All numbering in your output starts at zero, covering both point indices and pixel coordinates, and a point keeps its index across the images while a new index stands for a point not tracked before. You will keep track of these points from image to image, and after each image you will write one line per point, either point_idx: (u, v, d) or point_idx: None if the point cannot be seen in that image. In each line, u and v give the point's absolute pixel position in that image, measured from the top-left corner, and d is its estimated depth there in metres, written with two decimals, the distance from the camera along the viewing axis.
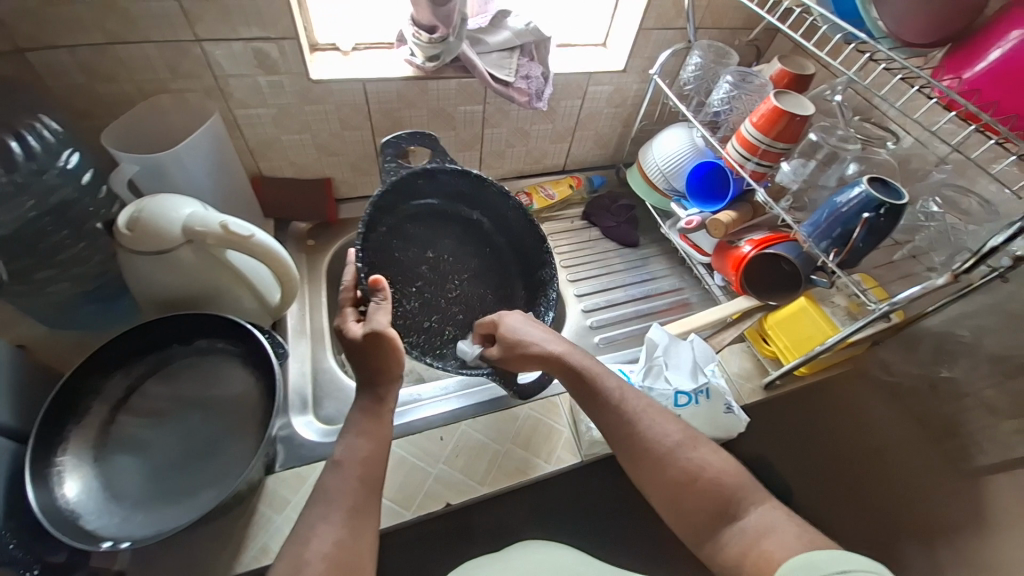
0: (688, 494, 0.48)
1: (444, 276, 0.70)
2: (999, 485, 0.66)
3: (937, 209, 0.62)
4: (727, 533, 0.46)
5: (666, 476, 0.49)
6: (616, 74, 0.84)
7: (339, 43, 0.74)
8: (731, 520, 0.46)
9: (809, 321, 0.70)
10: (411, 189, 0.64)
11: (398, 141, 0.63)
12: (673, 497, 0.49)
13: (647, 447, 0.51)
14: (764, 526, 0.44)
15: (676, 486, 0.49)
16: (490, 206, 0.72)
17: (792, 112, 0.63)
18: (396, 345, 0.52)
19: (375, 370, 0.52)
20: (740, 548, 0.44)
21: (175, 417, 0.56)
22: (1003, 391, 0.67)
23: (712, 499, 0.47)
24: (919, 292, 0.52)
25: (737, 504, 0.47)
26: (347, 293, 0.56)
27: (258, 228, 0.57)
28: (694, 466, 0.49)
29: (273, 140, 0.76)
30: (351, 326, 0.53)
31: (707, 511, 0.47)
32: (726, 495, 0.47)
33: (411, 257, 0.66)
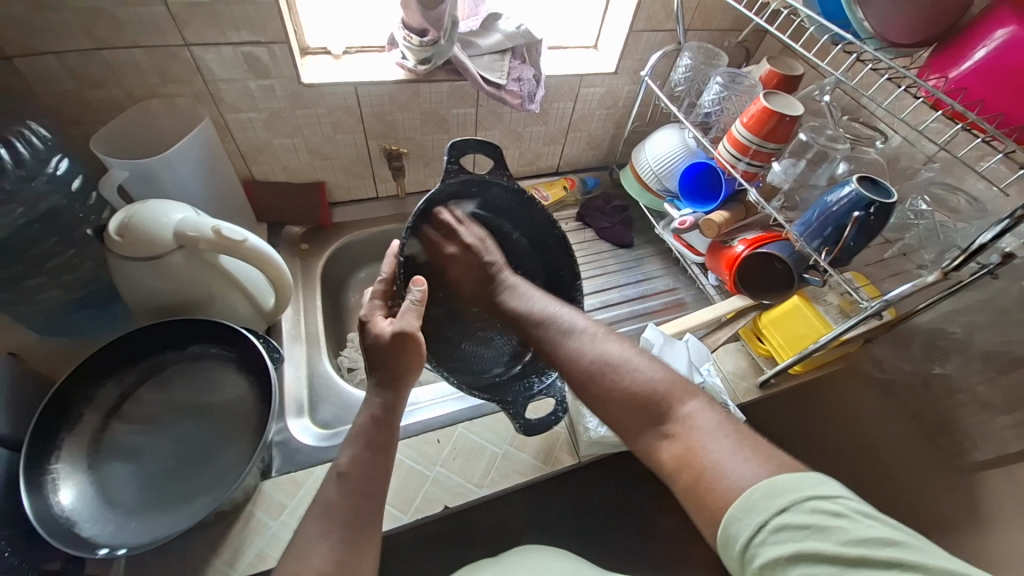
0: (624, 401, 0.50)
1: (472, 285, 0.67)
2: (994, 481, 0.67)
3: (926, 207, 0.63)
4: (653, 436, 0.47)
5: (611, 390, 0.51)
6: (607, 75, 0.84)
7: (330, 47, 0.74)
8: (657, 424, 0.47)
9: (801, 319, 0.70)
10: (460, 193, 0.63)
11: (465, 147, 0.57)
12: (599, 400, 0.52)
13: (575, 362, 0.55)
14: (688, 423, 0.45)
15: (616, 396, 0.50)
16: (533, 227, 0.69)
17: (782, 112, 0.63)
18: (421, 351, 0.53)
19: (393, 370, 0.52)
20: (669, 450, 0.45)
21: (169, 423, 0.56)
22: (993, 386, 0.67)
23: (633, 400, 0.49)
24: (910, 289, 0.52)
25: (663, 404, 0.48)
26: (378, 287, 0.57)
27: (250, 233, 0.57)
28: (617, 375, 0.52)
29: (264, 144, 0.76)
30: (379, 322, 0.53)
31: (633, 413, 0.49)
32: (651, 399, 0.49)
33: (446, 260, 0.65)
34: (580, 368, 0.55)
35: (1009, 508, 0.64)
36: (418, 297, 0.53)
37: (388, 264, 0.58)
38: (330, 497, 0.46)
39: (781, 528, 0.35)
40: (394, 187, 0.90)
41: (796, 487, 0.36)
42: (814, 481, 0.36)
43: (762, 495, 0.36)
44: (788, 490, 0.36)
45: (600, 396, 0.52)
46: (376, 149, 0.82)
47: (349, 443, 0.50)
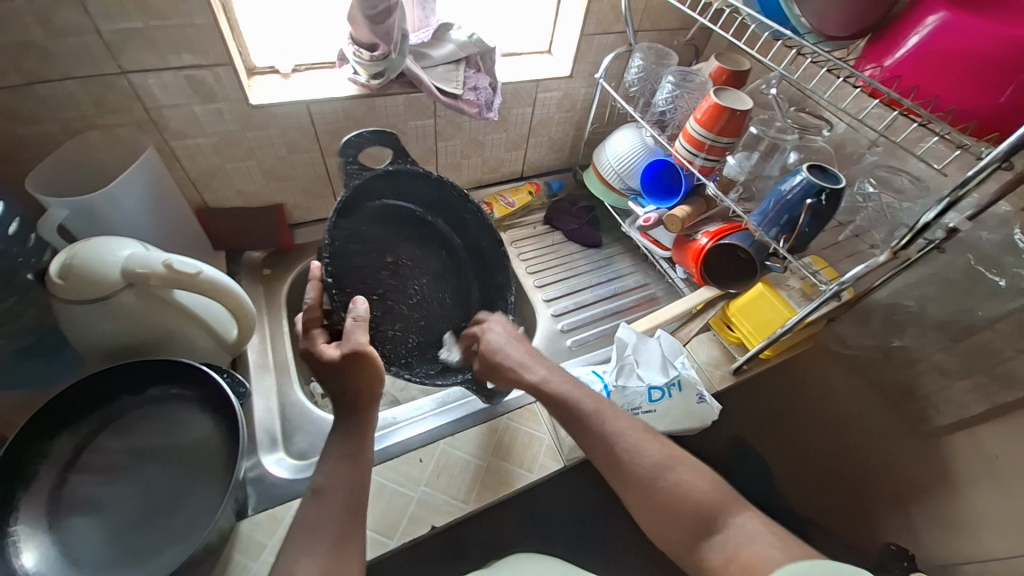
0: (668, 517, 0.49)
1: (404, 281, 0.65)
2: (957, 443, 0.70)
3: (873, 189, 0.66)
4: (709, 545, 0.47)
5: (651, 497, 0.50)
6: (563, 79, 0.85)
7: (278, 66, 0.72)
8: (713, 533, 0.47)
9: (767, 305, 0.72)
10: (373, 189, 0.61)
11: (360, 139, 0.57)
12: (658, 508, 0.49)
13: (632, 463, 0.52)
14: (744, 539, 0.45)
15: (656, 501, 0.49)
16: (452, 212, 0.70)
17: (732, 107, 0.65)
18: (377, 362, 0.51)
19: (363, 388, 0.51)
20: (721, 557, 0.45)
21: (136, 470, 0.53)
22: (952, 354, 0.71)
23: (694, 510, 0.49)
24: (864, 270, 0.55)
25: (712, 516, 0.48)
26: (312, 309, 0.53)
27: (205, 264, 0.54)
28: (675, 480, 0.50)
29: (216, 169, 0.73)
30: (326, 347, 0.50)
31: (690, 528, 0.48)
32: (704, 509, 0.48)
33: (371, 260, 0.61)
34: (635, 473, 0.51)
35: (976, 467, 0.68)
36: (364, 313, 0.52)
37: (314, 288, 0.53)
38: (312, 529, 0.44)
39: None
40: None
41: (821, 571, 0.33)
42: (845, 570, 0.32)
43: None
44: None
45: (655, 504, 0.49)
46: (334, 166, 0.81)
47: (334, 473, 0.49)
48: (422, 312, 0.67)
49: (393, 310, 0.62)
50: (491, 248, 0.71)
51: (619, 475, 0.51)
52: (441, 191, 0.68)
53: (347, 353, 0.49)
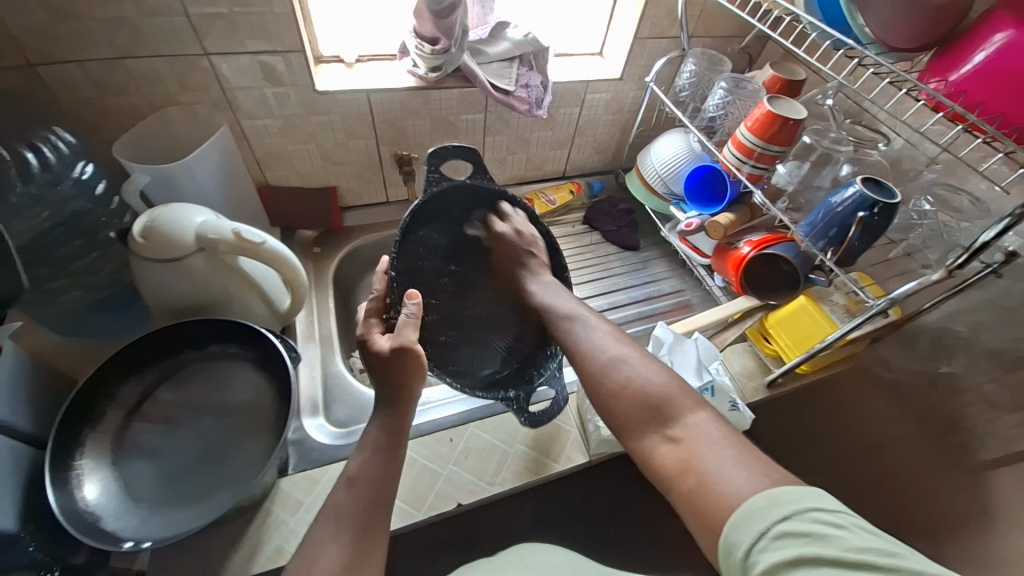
0: (613, 402, 0.50)
1: (464, 292, 0.65)
2: (1001, 480, 0.66)
3: (929, 208, 0.64)
4: (659, 441, 0.46)
5: (597, 386, 0.51)
6: (612, 81, 0.86)
7: (343, 55, 0.76)
8: (662, 427, 0.46)
9: (808, 318, 0.71)
10: (446, 203, 0.62)
11: (443, 151, 0.58)
12: (608, 396, 0.50)
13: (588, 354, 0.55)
14: (689, 431, 0.45)
15: (603, 392, 0.51)
16: (514, 227, 0.67)
17: (785, 116, 0.65)
18: (422, 361, 0.53)
19: (404, 382, 0.52)
20: (671, 456, 0.44)
21: (188, 421, 0.57)
22: (1001, 385, 0.67)
23: (644, 402, 0.48)
24: (915, 288, 0.53)
25: (662, 409, 0.47)
26: (374, 303, 0.57)
27: (268, 235, 0.58)
28: (631, 373, 0.51)
29: (278, 149, 0.78)
30: (377, 338, 0.53)
31: (643, 416, 0.48)
32: (654, 404, 0.48)
33: (434, 267, 0.62)
34: (593, 369, 0.53)
35: (1017, 504, 0.64)
36: (412, 310, 0.53)
37: (380, 281, 0.58)
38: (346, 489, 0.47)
39: (783, 535, 0.34)
40: (404, 191, 0.92)
41: (785, 500, 0.35)
42: (807, 493, 0.36)
43: (761, 506, 0.36)
44: (788, 499, 0.35)
45: (609, 394, 0.51)
46: (386, 154, 0.84)
47: (374, 440, 0.51)
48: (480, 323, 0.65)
49: (451, 318, 0.62)
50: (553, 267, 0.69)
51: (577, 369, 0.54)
52: (505, 208, 0.67)
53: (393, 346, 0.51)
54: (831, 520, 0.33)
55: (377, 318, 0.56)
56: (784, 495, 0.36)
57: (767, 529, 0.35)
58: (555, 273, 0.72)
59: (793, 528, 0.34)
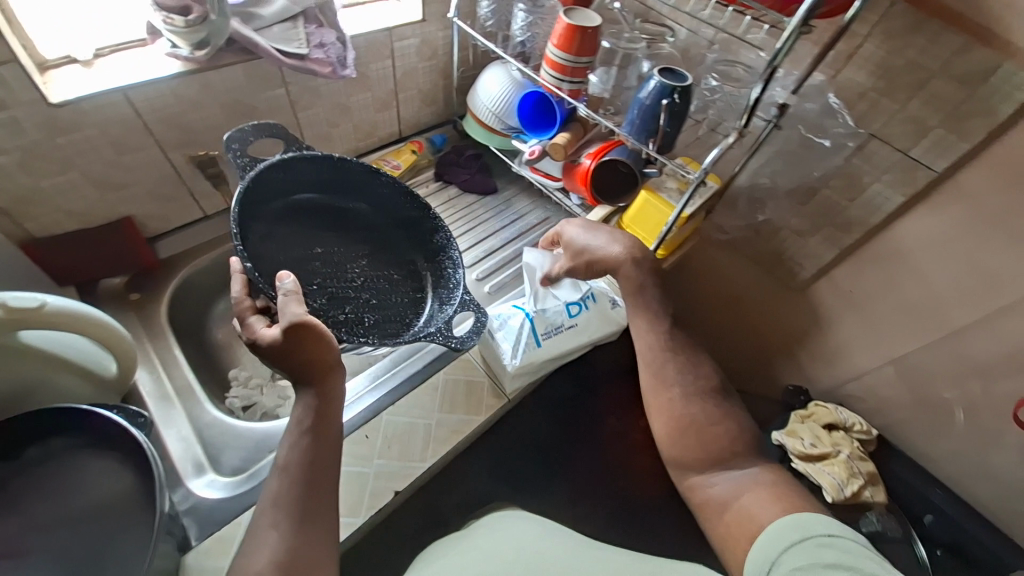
0: (689, 452, 0.61)
1: (340, 266, 0.66)
2: (822, 288, 0.86)
3: (717, 82, 0.73)
4: (718, 483, 0.59)
5: (684, 436, 0.61)
6: (416, 24, 0.81)
7: (73, 53, 0.61)
8: (721, 472, 0.59)
9: (653, 209, 0.76)
10: (270, 186, 0.62)
11: (241, 135, 0.58)
12: (685, 448, 0.61)
13: (682, 406, 0.62)
14: (740, 485, 0.58)
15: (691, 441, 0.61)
16: (361, 188, 0.71)
17: (583, 25, 0.67)
18: (323, 331, 0.48)
19: (319, 367, 0.48)
20: (723, 502, 0.58)
21: (34, 545, 0.45)
22: (803, 216, 0.81)
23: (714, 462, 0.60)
24: (718, 154, 0.60)
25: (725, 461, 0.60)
26: (244, 302, 0.50)
27: (45, 294, 0.46)
28: (714, 435, 0.61)
29: (28, 191, 0.60)
30: (260, 334, 0.46)
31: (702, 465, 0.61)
32: (716, 456, 0.60)
33: (298, 255, 0.63)
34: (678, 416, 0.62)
35: (837, 304, 0.85)
36: (290, 288, 0.49)
37: (240, 283, 0.50)
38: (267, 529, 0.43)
39: (818, 543, 0.46)
40: (223, 200, 0.79)
41: (820, 524, 0.48)
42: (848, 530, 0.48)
43: (805, 521, 0.49)
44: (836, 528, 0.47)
45: (689, 441, 0.61)
46: (182, 161, 0.71)
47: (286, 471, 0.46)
48: (370, 291, 0.67)
49: (339, 296, 0.63)
50: (416, 213, 0.73)
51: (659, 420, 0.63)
52: (345, 168, 0.68)
53: (284, 332, 0.45)
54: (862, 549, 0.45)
55: (252, 315, 0.49)
56: (824, 520, 0.49)
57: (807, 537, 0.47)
58: (427, 224, 0.73)
59: (827, 540, 0.46)
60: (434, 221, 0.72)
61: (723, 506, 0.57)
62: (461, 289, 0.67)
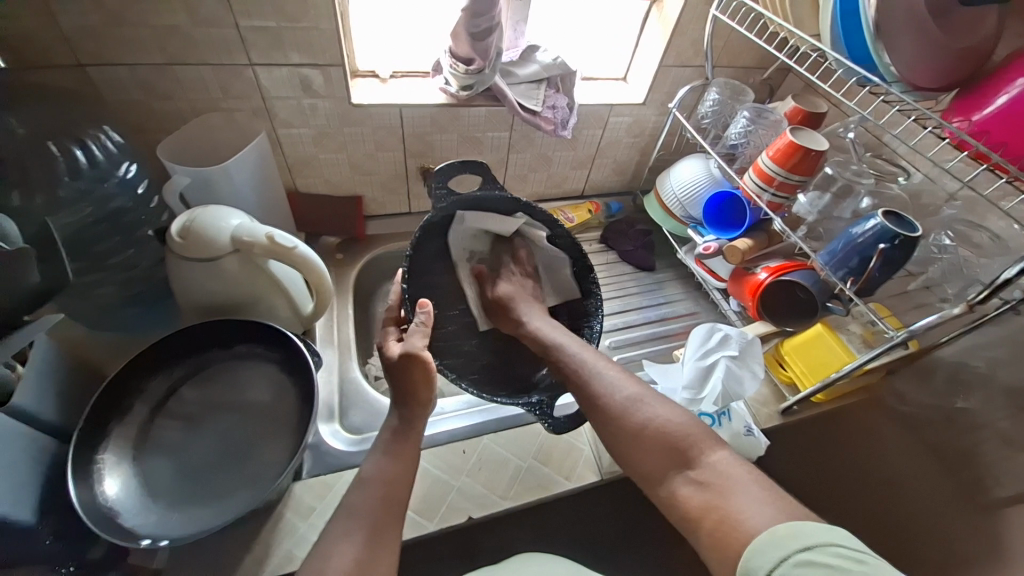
0: (638, 443, 0.53)
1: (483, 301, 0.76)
2: (1015, 518, 0.65)
3: (949, 242, 0.65)
4: (682, 484, 0.49)
5: (619, 424, 0.55)
6: (635, 106, 0.88)
7: (378, 70, 0.79)
8: (684, 469, 0.49)
9: (826, 347, 0.72)
10: (458, 214, 0.72)
11: (449, 169, 0.65)
12: (629, 441, 0.54)
13: (607, 399, 0.57)
14: (716, 475, 0.47)
15: (630, 432, 0.54)
16: (536, 234, 0.78)
17: (807, 147, 0.66)
18: (430, 369, 0.56)
19: (417, 389, 0.56)
20: (695, 501, 0.47)
21: (209, 420, 0.57)
22: (1019, 423, 0.66)
23: (663, 443, 0.52)
24: (935, 321, 0.55)
25: (682, 447, 0.51)
26: (391, 312, 0.64)
27: (300, 241, 0.60)
28: (652, 419, 0.53)
29: (310, 158, 0.80)
30: (390, 345, 0.58)
31: (662, 460, 0.51)
32: (674, 444, 0.51)
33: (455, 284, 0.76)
34: (612, 405, 0.56)
35: None
36: (422, 318, 0.59)
37: (395, 296, 0.64)
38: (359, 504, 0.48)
39: (800, 565, 0.36)
40: (427, 203, 0.94)
41: (800, 533, 0.38)
42: (836, 532, 0.38)
43: (782, 536, 0.39)
44: (813, 535, 0.38)
45: (623, 437, 0.54)
46: (413, 167, 0.86)
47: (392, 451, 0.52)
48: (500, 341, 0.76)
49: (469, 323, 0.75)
50: (574, 272, 0.77)
51: (598, 414, 0.57)
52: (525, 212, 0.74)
53: (399, 355, 0.56)
54: (853, 556, 0.35)
55: (393, 327, 0.62)
56: (806, 529, 0.38)
57: (786, 557, 0.37)
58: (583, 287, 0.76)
59: (807, 557, 0.37)
60: (589, 285, 0.76)
61: (700, 514, 0.46)
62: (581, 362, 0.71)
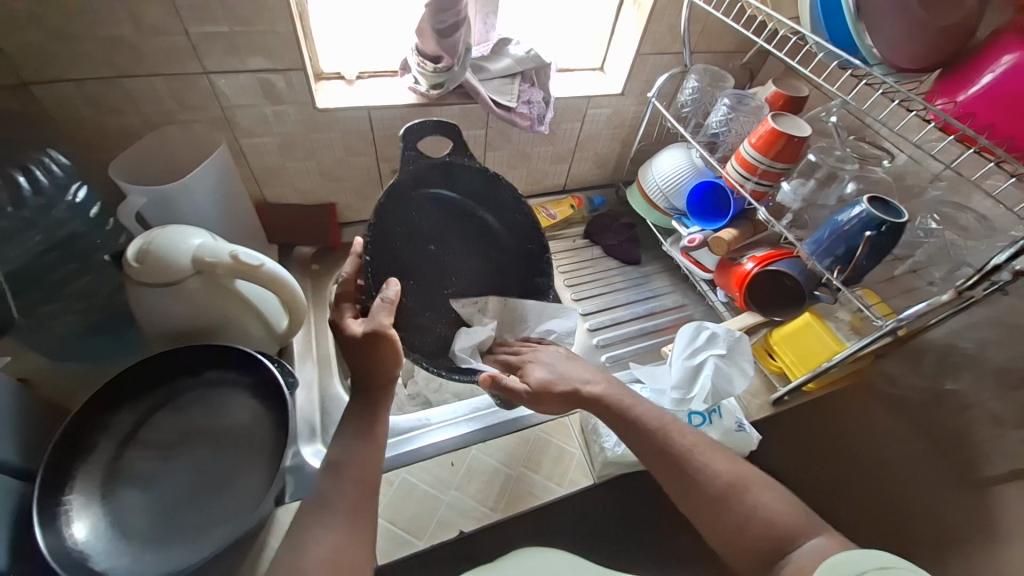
0: (739, 538, 0.48)
1: (443, 270, 0.70)
2: (1007, 494, 0.64)
3: (936, 226, 0.64)
4: (785, 570, 0.45)
5: (721, 514, 0.49)
6: (614, 96, 0.86)
7: (343, 72, 0.75)
8: (784, 555, 0.46)
9: (814, 336, 0.71)
10: (425, 179, 0.66)
11: (422, 129, 0.62)
12: (732, 532, 0.48)
13: (711, 482, 0.51)
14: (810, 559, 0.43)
15: (733, 523, 0.49)
16: (500, 204, 0.73)
17: (789, 134, 0.65)
18: (396, 346, 0.54)
19: (386, 363, 0.55)
20: None
21: (183, 451, 0.55)
22: (1008, 403, 0.66)
23: (761, 532, 0.47)
24: (925, 308, 0.54)
25: (790, 541, 0.46)
26: (348, 282, 0.61)
27: (266, 257, 0.57)
28: (758, 510, 0.48)
29: (277, 167, 0.76)
30: (349, 322, 0.56)
31: (761, 554, 0.47)
32: (777, 531, 0.47)
33: (416, 249, 0.67)
34: (713, 489, 0.50)
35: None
36: (389, 296, 0.55)
37: (352, 265, 0.62)
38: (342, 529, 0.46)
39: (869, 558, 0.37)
40: None
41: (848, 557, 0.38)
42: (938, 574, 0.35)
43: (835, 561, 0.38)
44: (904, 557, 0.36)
45: (721, 524, 0.49)
46: (387, 171, 0.83)
47: (373, 471, 0.49)
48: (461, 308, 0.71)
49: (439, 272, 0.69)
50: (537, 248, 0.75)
51: (693, 502, 0.51)
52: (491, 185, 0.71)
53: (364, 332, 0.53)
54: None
55: (350, 301, 0.59)
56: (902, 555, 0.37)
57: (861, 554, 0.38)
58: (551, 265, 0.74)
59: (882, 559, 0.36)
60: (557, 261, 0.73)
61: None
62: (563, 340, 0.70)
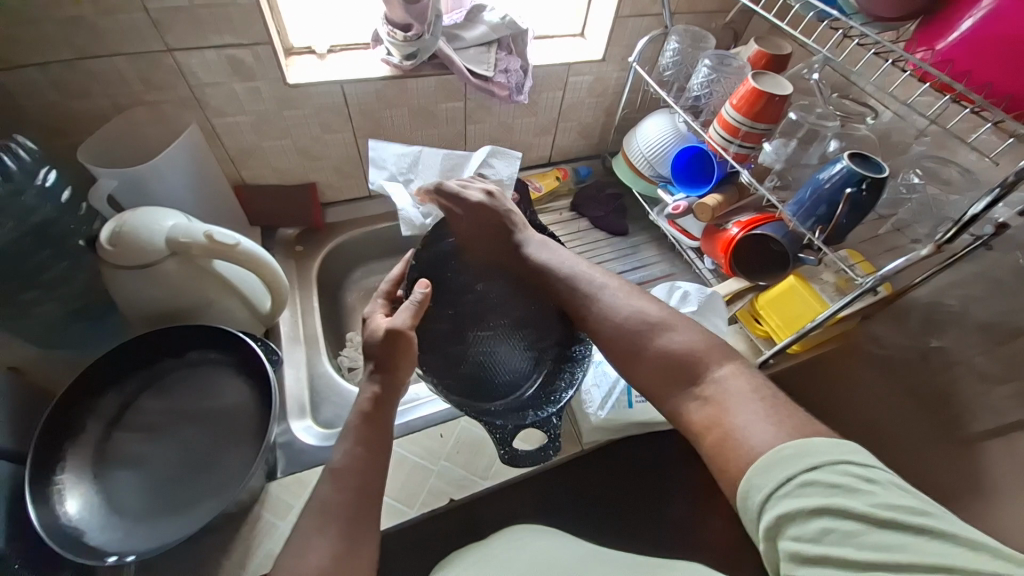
0: (641, 356, 0.52)
1: (483, 312, 0.64)
2: (993, 451, 0.65)
3: (918, 180, 0.63)
4: (689, 404, 0.48)
5: (627, 337, 0.53)
6: (595, 63, 0.84)
7: (314, 46, 0.74)
8: (692, 390, 0.48)
9: (799, 299, 0.70)
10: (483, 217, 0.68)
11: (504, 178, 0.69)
12: (629, 361, 0.53)
13: (610, 316, 0.56)
14: (720, 392, 0.46)
15: (636, 346, 0.53)
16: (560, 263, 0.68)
17: (771, 92, 0.63)
18: (412, 344, 0.54)
19: (405, 363, 0.54)
20: (700, 418, 0.46)
21: (173, 428, 0.56)
22: (993, 357, 0.66)
23: (666, 364, 0.50)
24: (904, 264, 0.52)
25: (688, 367, 0.49)
26: (386, 289, 0.62)
27: (243, 237, 0.57)
28: (661, 339, 0.52)
29: (253, 147, 0.75)
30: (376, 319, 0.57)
31: (668, 378, 0.50)
32: (681, 367, 0.49)
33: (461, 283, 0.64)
34: (617, 323, 0.55)
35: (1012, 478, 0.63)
36: (419, 298, 0.56)
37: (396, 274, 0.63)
38: (324, 499, 0.46)
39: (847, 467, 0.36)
40: None
41: (818, 456, 0.37)
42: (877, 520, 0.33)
43: (792, 454, 0.37)
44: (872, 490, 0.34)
45: (628, 357, 0.53)
46: (365, 147, 0.82)
47: (343, 437, 0.50)
48: (488, 354, 0.62)
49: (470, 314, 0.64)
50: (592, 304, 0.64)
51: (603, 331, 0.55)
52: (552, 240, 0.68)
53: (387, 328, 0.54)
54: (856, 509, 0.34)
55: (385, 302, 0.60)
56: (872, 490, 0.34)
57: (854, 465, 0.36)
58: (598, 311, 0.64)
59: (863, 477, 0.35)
60: None
61: (704, 429, 0.45)
62: (557, 404, 0.58)
